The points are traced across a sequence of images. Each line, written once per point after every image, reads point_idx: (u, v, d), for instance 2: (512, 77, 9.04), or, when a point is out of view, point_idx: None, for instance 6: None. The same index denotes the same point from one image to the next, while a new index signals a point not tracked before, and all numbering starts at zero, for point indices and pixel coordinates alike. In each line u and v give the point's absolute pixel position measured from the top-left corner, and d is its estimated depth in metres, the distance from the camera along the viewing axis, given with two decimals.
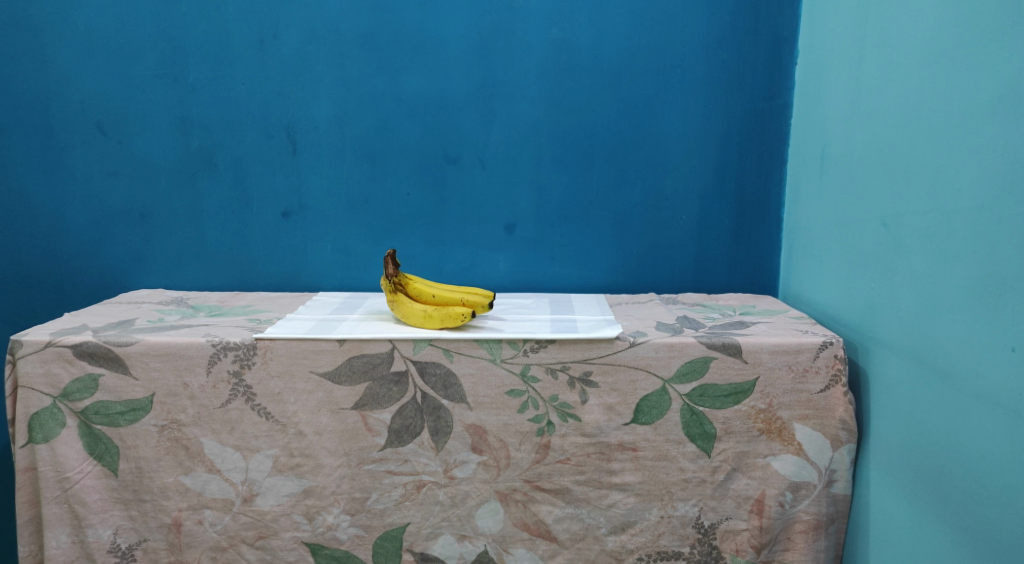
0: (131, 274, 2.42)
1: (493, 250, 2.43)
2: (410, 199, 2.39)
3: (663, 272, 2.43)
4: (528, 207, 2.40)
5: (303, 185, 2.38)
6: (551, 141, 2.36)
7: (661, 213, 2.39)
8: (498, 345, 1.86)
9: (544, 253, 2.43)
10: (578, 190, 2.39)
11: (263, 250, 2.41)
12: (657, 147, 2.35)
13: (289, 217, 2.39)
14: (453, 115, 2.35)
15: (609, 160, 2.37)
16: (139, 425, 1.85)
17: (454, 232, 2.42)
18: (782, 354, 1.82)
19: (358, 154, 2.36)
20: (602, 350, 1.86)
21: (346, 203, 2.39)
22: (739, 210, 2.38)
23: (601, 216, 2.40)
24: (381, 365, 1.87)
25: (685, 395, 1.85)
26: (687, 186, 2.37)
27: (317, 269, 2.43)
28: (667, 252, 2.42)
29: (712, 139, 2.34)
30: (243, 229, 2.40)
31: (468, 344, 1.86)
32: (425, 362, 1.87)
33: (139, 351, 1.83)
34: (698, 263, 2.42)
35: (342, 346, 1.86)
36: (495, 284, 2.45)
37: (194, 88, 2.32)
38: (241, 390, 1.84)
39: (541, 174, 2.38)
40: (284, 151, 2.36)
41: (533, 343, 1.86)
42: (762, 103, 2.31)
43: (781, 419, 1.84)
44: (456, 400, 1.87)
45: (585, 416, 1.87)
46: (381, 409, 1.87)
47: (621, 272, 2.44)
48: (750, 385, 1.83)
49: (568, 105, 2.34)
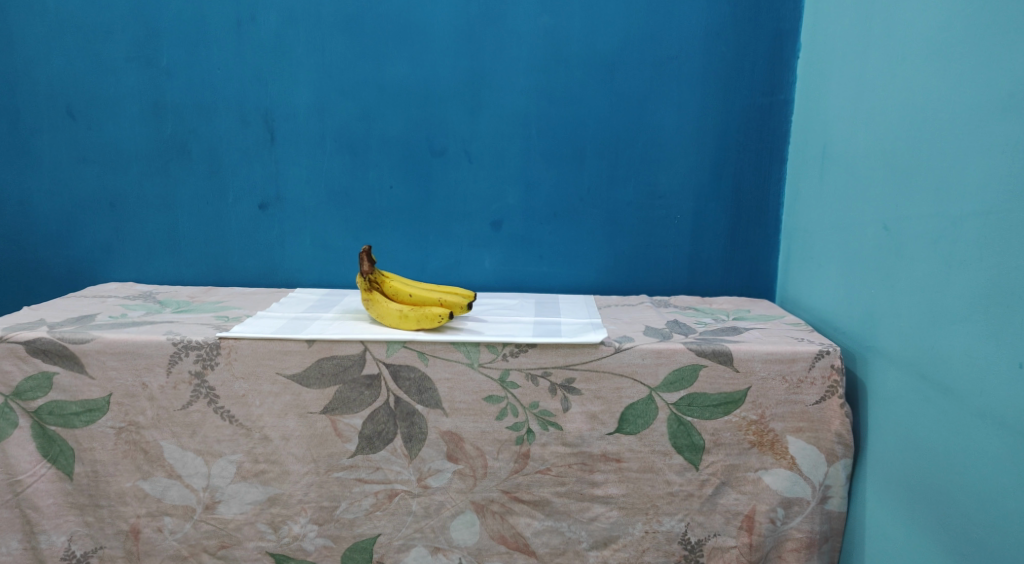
0: (100, 266, 2.33)
1: (478, 248, 2.33)
2: (392, 193, 2.29)
3: (655, 274, 2.33)
4: (515, 203, 2.30)
5: (281, 177, 2.27)
6: (540, 134, 2.26)
7: (654, 211, 2.29)
8: (476, 349, 1.76)
9: (531, 251, 2.33)
10: (568, 187, 2.29)
11: (239, 244, 2.31)
12: (650, 143, 2.25)
13: (266, 209, 2.29)
14: (438, 106, 2.24)
15: (600, 156, 2.27)
16: (95, 427, 1.75)
17: (437, 228, 2.32)
18: (776, 363, 1.72)
19: (338, 145, 2.26)
20: (586, 356, 1.76)
21: (326, 196, 2.29)
22: (735, 211, 2.28)
23: (591, 214, 2.30)
24: (352, 368, 1.76)
25: (673, 404, 1.75)
26: (681, 184, 2.27)
27: (294, 265, 2.33)
28: (659, 253, 2.32)
29: (708, 136, 2.24)
30: (217, 222, 2.30)
31: (444, 347, 1.76)
32: (399, 365, 1.76)
33: (96, 349, 1.73)
34: (692, 265, 2.32)
35: (311, 347, 1.76)
36: (480, 283, 2.35)
37: (168, 72, 2.22)
38: (203, 391, 1.75)
39: (530, 169, 2.28)
40: (261, 140, 2.25)
41: (513, 347, 1.76)
42: (762, 98, 2.21)
43: (774, 432, 1.74)
44: (430, 405, 1.78)
45: (567, 425, 1.78)
46: (351, 413, 1.77)
47: (611, 272, 2.34)
48: (741, 395, 1.73)
49: (558, 97, 2.24)
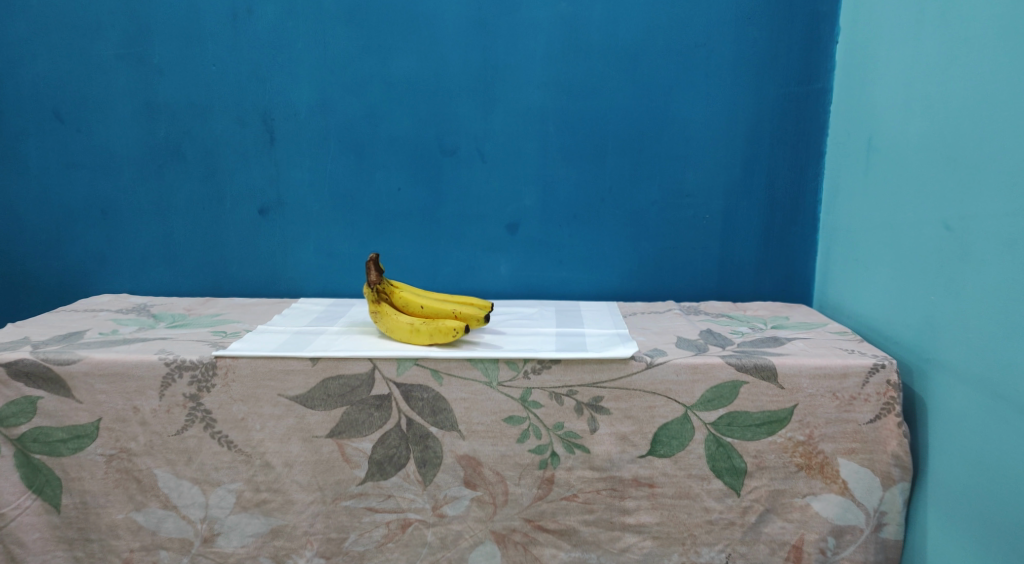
0: (93, 277, 2.20)
1: (493, 252, 2.18)
2: (401, 195, 2.15)
3: (683, 278, 2.17)
4: (532, 205, 2.15)
5: (282, 180, 2.13)
6: (558, 130, 2.10)
7: (682, 211, 2.13)
8: (495, 366, 1.61)
9: (550, 256, 2.18)
10: (589, 186, 2.13)
11: (239, 252, 2.18)
12: (677, 138, 2.09)
13: (267, 215, 2.15)
14: (449, 102, 2.09)
15: (623, 153, 2.11)
16: (84, 455, 1.62)
17: (449, 232, 2.17)
18: (826, 378, 1.56)
19: (342, 145, 2.12)
20: (615, 373, 1.61)
21: (330, 200, 2.14)
22: (770, 209, 2.11)
23: (614, 215, 2.14)
24: (360, 388, 1.62)
25: (711, 424, 1.60)
26: (711, 181, 2.11)
27: (298, 273, 2.19)
28: (688, 256, 2.16)
29: (740, 129, 2.07)
30: (216, 228, 2.16)
31: (460, 365, 1.61)
32: (411, 384, 1.62)
33: (82, 371, 1.59)
34: (723, 268, 2.16)
35: (315, 366, 1.61)
36: (495, 291, 2.20)
37: (160, 70, 2.08)
38: (199, 415, 1.61)
39: (547, 168, 2.13)
40: (260, 141, 2.11)
41: (535, 363, 1.61)
42: (798, 87, 2.04)
43: (823, 454, 1.58)
44: (446, 427, 1.63)
45: (594, 447, 1.63)
46: (360, 437, 1.63)
47: (636, 277, 2.18)
48: (787, 414, 1.58)
49: (577, 90, 2.08)
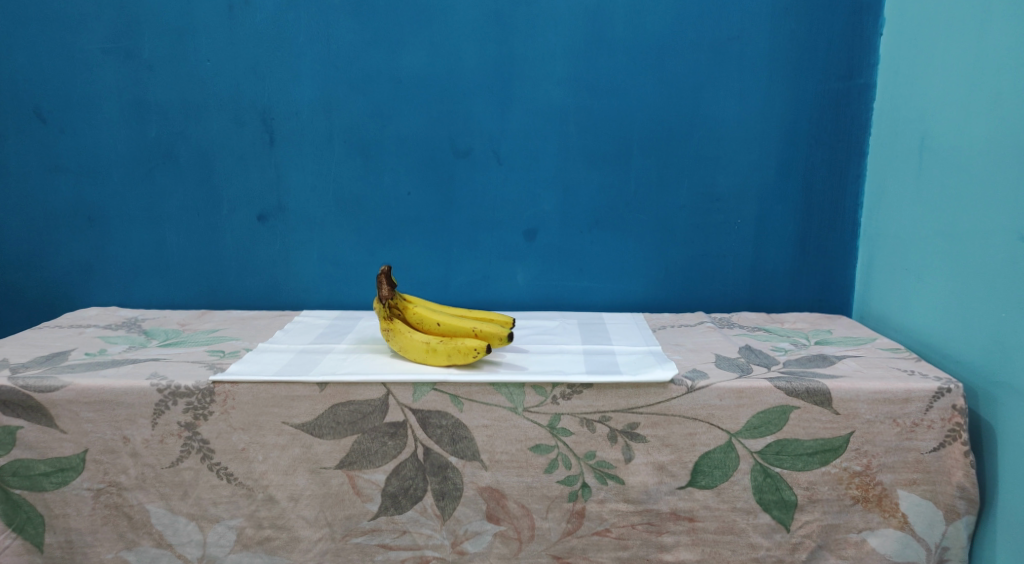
0: (80, 288, 2.05)
1: (510, 261, 2.02)
2: (411, 200, 1.99)
3: (714, 287, 2.02)
4: (551, 210, 1.99)
5: (282, 183, 1.98)
6: (580, 129, 1.95)
7: (713, 216, 1.98)
8: (521, 391, 1.47)
9: (570, 264, 2.03)
10: (613, 189, 1.98)
11: (236, 260, 2.02)
12: (708, 137, 1.94)
13: (266, 221, 2.00)
14: (462, 100, 1.94)
15: (650, 154, 1.96)
16: (68, 490, 1.47)
17: (463, 239, 2.01)
18: (884, 404, 1.43)
19: (347, 146, 1.97)
20: (652, 398, 1.47)
21: (334, 205, 1.99)
22: (807, 214, 1.96)
23: (640, 220, 1.99)
24: (373, 416, 1.47)
25: (758, 453, 1.46)
26: (744, 184, 1.96)
27: (300, 283, 2.04)
28: (718, 264, 2.01)
29: (775, 127, 1.93)
30: (211, 236, 2.01)
31: (482, 390, 1.47)
32: (428, 411, 1.47)
33: (66, 398, 1.44)
34: (757, 276, 2.01)
35: (323, 391, 1.46)
36: (512, 302, 2.05)
37: (150, 66, 1.92)
38: (195, 445, 1.46)
39: (568, 170, 1.97)
40: (259, 142, 1.96)
41: (565, 388, 1.47)
42: (839, 83, 1.90)
43: (882, 485, 1.46)
44: (466, 457, 1.49)
45: (629, 478, 1.49)
46: (372, 468, 1.48)
47: (663, 286, 2.03)
48: (843, 442, 1.45)
49: (601, 86, 1.93)
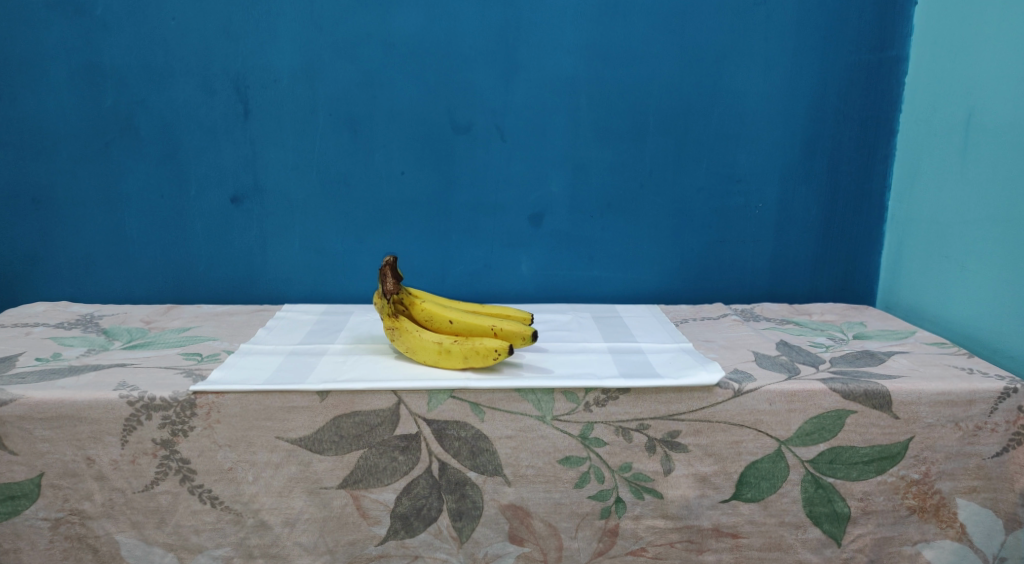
0: (25, 280, 1.80)
1: (514, 248, 1.85)
2: (405, 180, 1.79)
3: (732, 276, 1.88)
4: (560, 192, 1.82)
5: (258, 161, 1.76)
6: (592, 103, 1.78)
7: (733, 199, 1.83)
8: (550, 397, 1.30)
9: (579, 252, 1.86)
10: (627, 170, 1.81)
11: (205, 248, 1.79)
12: (730, 114, 1.79)
13: (240, 204, 1.77)
14: (463, 69, 1.75)
15: (667, 132, 1.80)
16: (21, 520, 1.25)
17: (462, 224, 1.83)
18: (946, 406, 1.32)
19: (333, 120, 1.75)
20: (695, 404, 1.31)
21: (318, 186, 1.78)
22: (833, 197, 1.84)
23: (655, 203, 1.83)
24: (382, 428, 1.28)
25: (811, 462, 1.33)
26: (767, 165, 1.82)
27: (279, 274, 1.82)
28: (738, 251, 1.87)
29: (802, 104, 1.79)
30: (176, 221, 1.77)
31: (506, 397, 1.29)
32: (445, 422, 1.29)
33: (16, 414, 1.22)
34: (779, 265, 1.88)
35: (324, 402, 1.26)
36: (516, 293, 1.88)
37: (103, 25, 1.68)
38: (173, 466, 1.25)
39: (579, 148, 1.80)
40: (230, 114, 1.73)
41: (599, 393, 1.31)
42: (870, 55, 1.76)
43: (939, 494, 1.35)
44: (488, 472, 1.32)
45: (669, 492, 1.34)
46: (380, 487, 1.30)
47: (678, 275, 1.88)
48: (900, 449, 1.34)
49: (615, 55, 1.76)
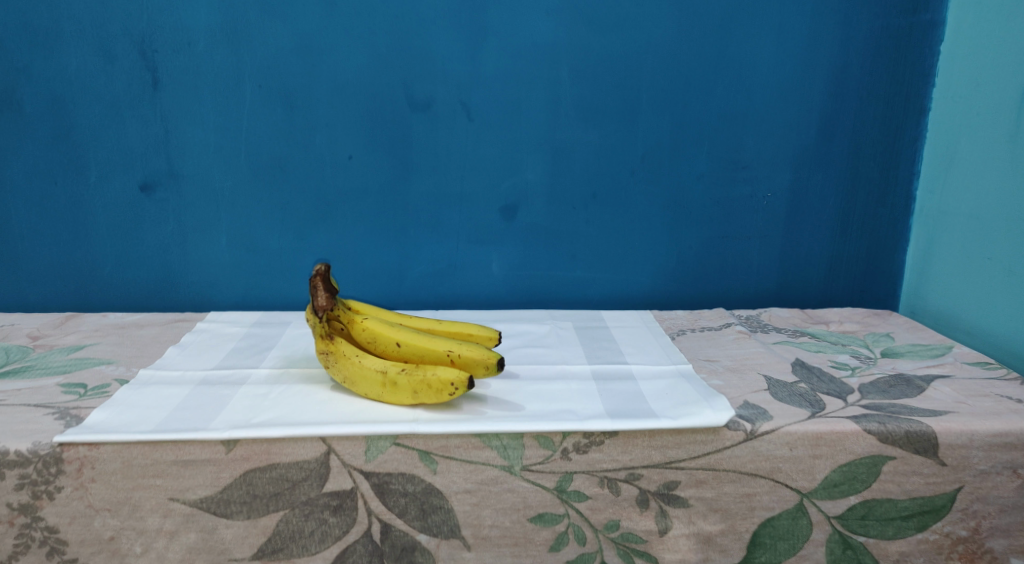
0: None
1: (482, 245, 1.57)
2: (352, 165, 1.51)
3: (735, 278, 1.63)
4: (535, 179, 1.54)
5: (174, 142, 1.47)
6: (574, 74, 1.50)
7: (737, 189, 1.57)
8: (518, 443, 1.04)
9: (559, 250, 1.59)
10: (614, 153, 1.54)
11: (112, 247, 1.50)
12: (737, 89, 1.52)
13: (151, 193, 1.49)
14: (419, 31, 1.46)
15: (662, 109, 1.53)
16: None
17: (421, 218, 1.54)
18: (1004, 450, 1.08)
19: (263, 93, 1.46)
20: (698, 449, 1.05)
21: (248, 173, 1.49)
22: (852, 186, 1.58)
23: (647, 193, 1.57)
24: (307, 483, 1.02)
25: (839, 519, 1.08)
26: (777, 148, 1.56)
27: (202, 276, 1.54)
28: (743, 249, 1.61)
29: (819, 76, 1.52)
30: (74, 214, 1.48)
31: (464, 443, 1.04)
32: (387, 475, 1.03)
33: None
34: (789, 264, 1.62)
35: (231, 453, 0.99)
36: (485, 297, 1.61)
37: None
38: (36, 537, 0.98)
39: (558, 129, 1.52)
40: (137, 84, 1.44)
41: (580, 438, 1.05)
42: (900, 19, 1.50)
43: (991, 553, 1.11)
44: (441, 534, 1.05)
45: (666, 555, 1.08)
46: (306, 556, 1.03)
47: (673, 277, 1.62)
48: (946, 501, 1.09)
49: (602, 16, 1.47)
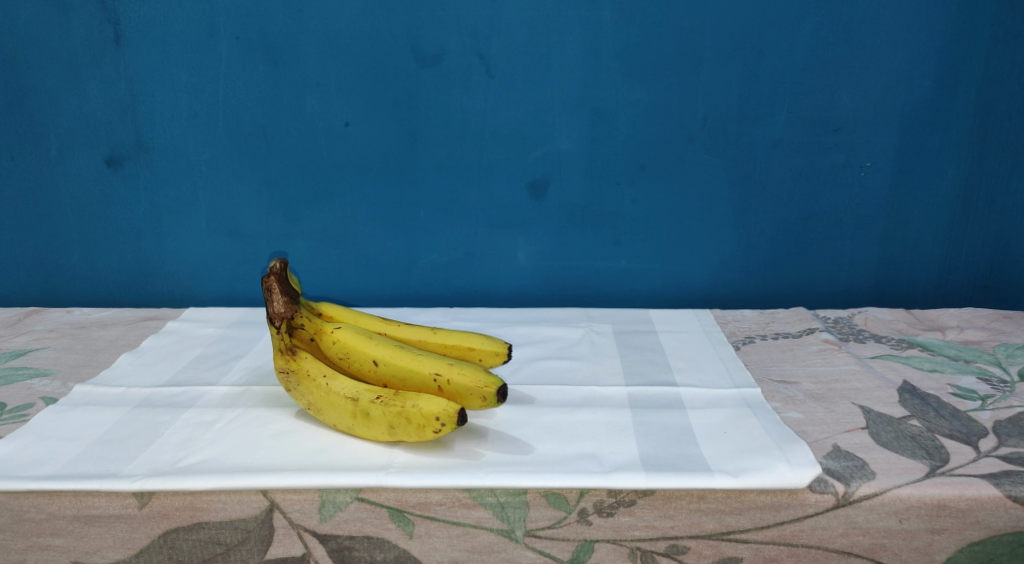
0: None
1: (505, 229, 1.30)
2: (350, 134, 1.25)
3: (820, 269, 1.31)
4: (570, 148, 1.26)
5: (141, 109, 1.24)
6: (620, 15, 1.20)
7: (826, 157, 1.25)
8: (522, 501, 0.77)
9: (599, 235, 1.30)
10: (669, 115, 1.24)
11: (78, 231, 1.30)
12: (829, 29, 1.19)
13: (118, 168, 1.27)
14: None
15: (732, 57, 1.21)
16: None
17: (432, 197, 1.29)
18: None
19: (242, 46, 1.21)
20: (767, 519, 0.77)
21: (228, 144, 1.26)
22: (977, 154, 1.24)
23: (710, 164, 1.26)
24: (245, 547, 0.79)
25: None
26: (879, 106, 1.22)
27: (181, 266, 1.33)
28: (831, 234, 1.29)
29: (939, 10, 1.18)
30: (36, 194, 1.29)
31: (449, 500, 0.78)
32: (350, 539, 0.79)
33: None
34: (889, 252, 1.30)
35: (145, 509, 0.77)
36: (510, 291, 1.34)
37: None
38: None
39: (599, 85, 1.23)
40: (97, 40, 1.21)
41: (603, 495, 0.77)
42: None
43: None
44: None
45: None
46: None
47: (741, 268, 1.32)
48: None
49: None
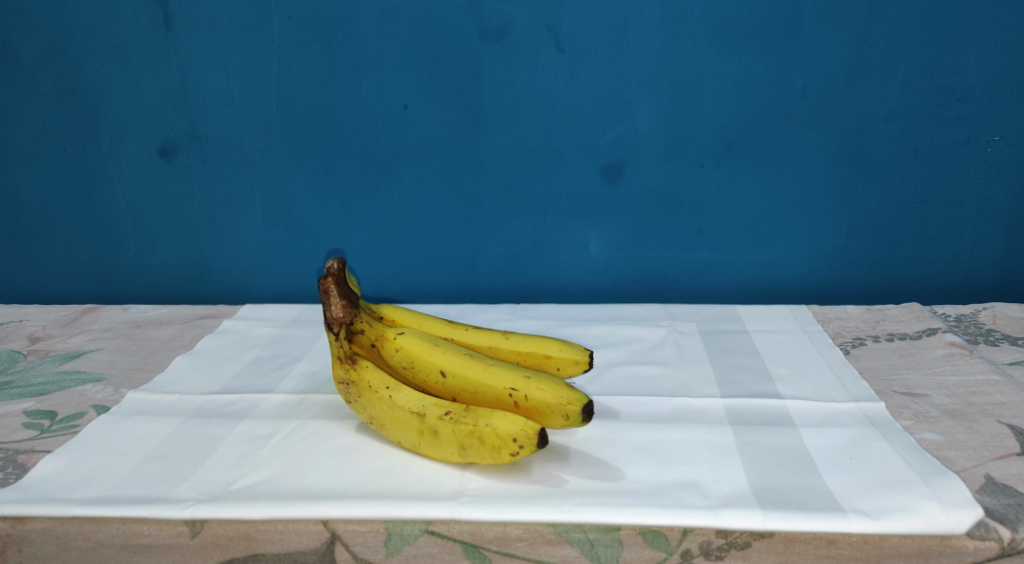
0: None
1: (577, 218, 1.19)
2: (409, 117, 1.16)
3: (933, 259, 1.17)
4: (650, 128, 1.14)
5: (192, 95, 1.17)
6: None
7: (945, 132, 1.11)
8: (615, 540, 0.67)
9: (681, 223, 1.18)
10: (763, 88, 1.11)
11: (132, 225, 1.25)
12: None
13: (170, 158, 1.21)
14: None
15: (838, 20, 1.07)
16: None
17: (498, 184, 1.18)
18: None
19: (295, 26, 1.13)
20: None
21: (283, 130, 1.18)
22: None
23: (808, 141, 1.13)
24: None
25: None
26: (1011, 72, 1.07)
27: (237, 260, 1.26)
28: (948, 219, 1.15)
29: None
30: (89, 188, 1.24)
31: (532, 536, 0.68)
32: None
33: None
34: (1015, 239, 1.15)
35: (197, 539, 0.70)
36: (581, 285, 1.24)
37: None
38: None
39: (685, 56, 1.10)
40: (146, 23, 1.14)
41: (712, 535, 0.66)
42: None
43: None
44: None
45: None
46: None
47: (842, 258, 1.18)
48: None
49: None
